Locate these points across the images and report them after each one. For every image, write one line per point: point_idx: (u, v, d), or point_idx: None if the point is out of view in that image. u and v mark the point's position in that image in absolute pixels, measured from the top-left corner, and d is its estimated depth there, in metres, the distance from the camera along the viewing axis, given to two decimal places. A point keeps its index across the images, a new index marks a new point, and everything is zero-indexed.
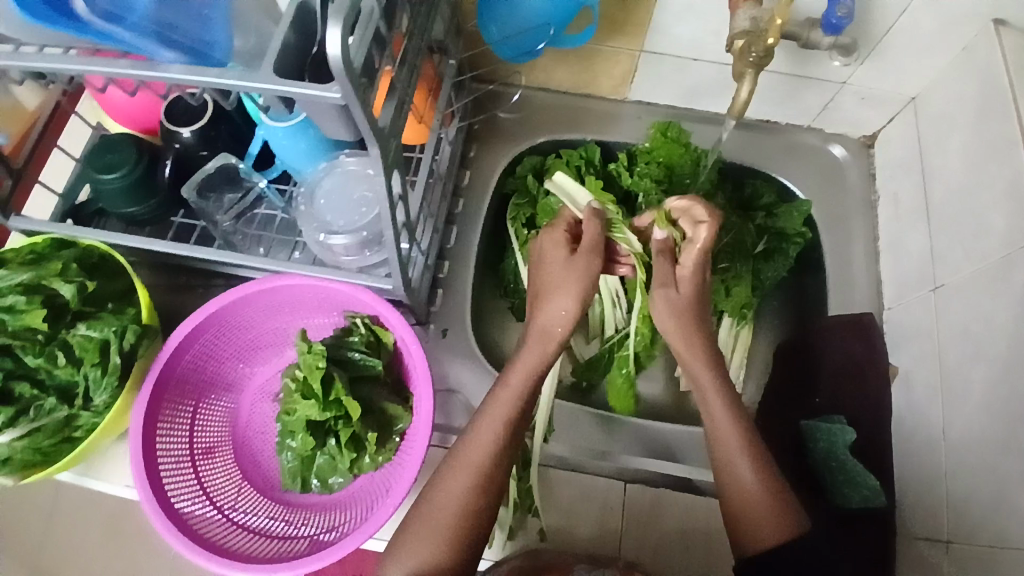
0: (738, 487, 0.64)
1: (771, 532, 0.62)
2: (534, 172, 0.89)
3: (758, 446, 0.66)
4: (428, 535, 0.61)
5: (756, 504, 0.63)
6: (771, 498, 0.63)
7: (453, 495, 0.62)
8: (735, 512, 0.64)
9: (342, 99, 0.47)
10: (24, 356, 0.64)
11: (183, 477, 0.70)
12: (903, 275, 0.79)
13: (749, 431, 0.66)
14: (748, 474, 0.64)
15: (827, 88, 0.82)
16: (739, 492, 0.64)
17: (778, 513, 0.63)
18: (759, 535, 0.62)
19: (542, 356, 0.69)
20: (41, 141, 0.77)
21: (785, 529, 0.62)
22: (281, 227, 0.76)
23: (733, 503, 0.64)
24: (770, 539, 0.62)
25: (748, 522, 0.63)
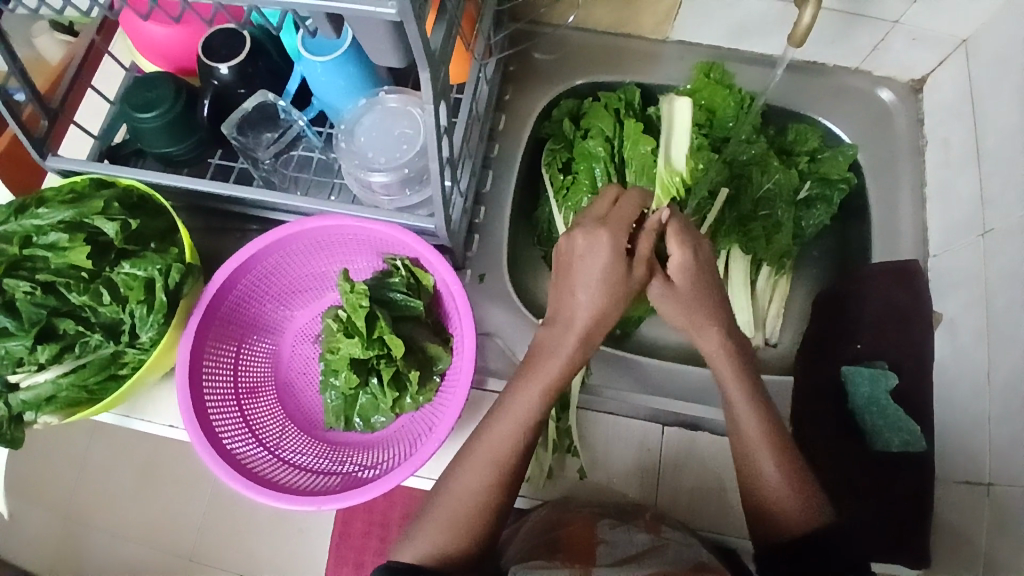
0: (761, 486, 0.62)
1: (791, 533, 0.60)
2: (571, 116, 0.85)
3: (784, 442, 0.63)
4: (440, 524, 0.60)
5: (778, 503, 0.61)
6: (796, 497, 0.61)
7: (477, 477, 0.61)
8: (757, 509, 0.62)
9: (396, 16, 0.45)
10: (69, 293, 0.64)
11: (230, 415, 0.71)
12: (951, 221, 0.76)
13: (774, 423, 0.63)
14: (772, 473, 0.61)
15: (878, 28, 0.78)
16: (762, 491, 0.62)
17: (802, 511, 0.60)
18: (781, 535, 0.60)
19: (579, 309, 0.63)
20: (77, 78, 0.76)
21: (805, 527, 0.60)
22: (318, 169, 0.77)
23: (756, 501, 0.62)
24: (791, 539, 0.60)
25: (768, 520, 0.61)
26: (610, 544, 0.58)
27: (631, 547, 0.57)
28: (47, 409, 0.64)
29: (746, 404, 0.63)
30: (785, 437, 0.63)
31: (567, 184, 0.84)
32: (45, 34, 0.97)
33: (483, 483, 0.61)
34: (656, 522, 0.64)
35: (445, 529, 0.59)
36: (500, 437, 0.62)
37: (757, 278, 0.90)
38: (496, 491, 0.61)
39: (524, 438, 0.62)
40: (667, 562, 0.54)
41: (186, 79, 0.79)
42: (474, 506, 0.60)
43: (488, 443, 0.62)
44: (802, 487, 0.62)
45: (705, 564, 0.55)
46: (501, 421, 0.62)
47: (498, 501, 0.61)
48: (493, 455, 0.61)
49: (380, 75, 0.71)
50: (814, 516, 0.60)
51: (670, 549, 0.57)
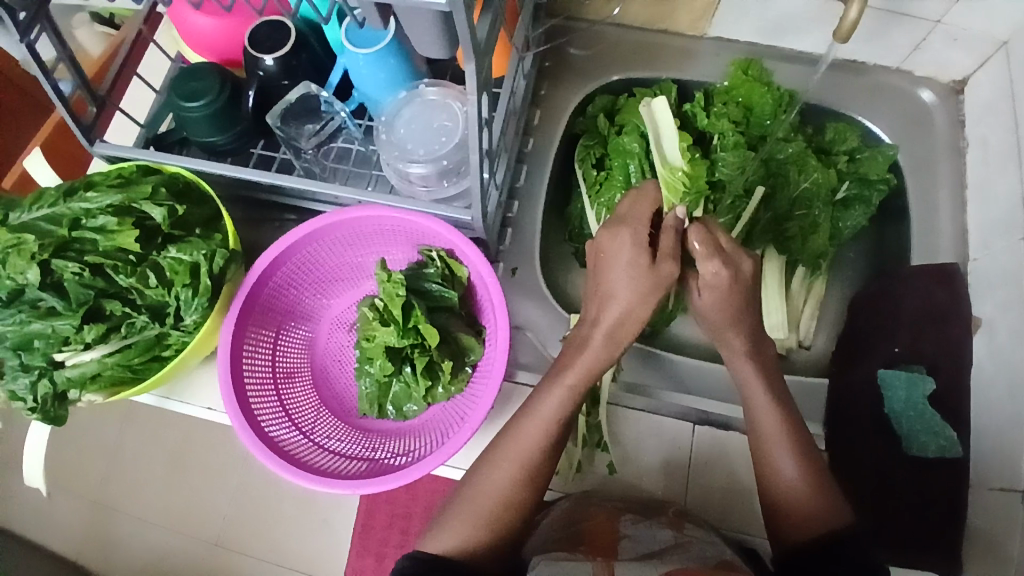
0: (777, 481, 0.62)
1: (804, 530, 0.60)
2: (605, 113, 0.86)
3: (803, 441, 0.63)
4: (470, 514, 0.61)
5: (794, 500, 0.61)
6: (812, 495, 0.61)
7: (505, 472, 0.62)
8: (774, 505, 0.62)
9: (445, 4, 0.46)
10: (116, 275, 0.66)
11: (268, 399, 0.72)
12: (992, 222, 0.74)
13: (795, 424, 0.64)
14: (788, 468, 0.62)
15: (920, 27, 0.77)
16: (779, 486, 0.62)
17: (818, 509, 0.60)
18: (795, 531, 0.60)
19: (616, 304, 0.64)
20: (124, 67, 0.79)
21: (820, 525, 0.59)
22: (357, 160, 0.78)
23: (772, 496, 0.62)
24: (804, 536, 0.59)
25: (784, 516, 0.61)
26: (634, 540, 0.58)
27: (653, 543, 0.57)
28: (92, 387, 0.67)
29: (765, 403, 0.64)
30: (807, 437, 0.64)
31: (600, 180, 0.85)
32: (84, 26, 1.04)
33: (511, 477, 0.61)
34: (679, 519, 0.63)
35: (469, 523, 0.60)
36: (528, 434, 0.62)
37: (791, 279, 0.90)
38: (525, 485, 0.62)
39: (554, 434, 0.63)
40: (690, 558, 0.54)
41: (231, 70, 0.81)
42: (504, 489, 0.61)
43: (517, 440, 0.62)
44: (819, 486, 0.62)
45: (729, 563, 0.55)
46: (530, 419, 0.63)
47: (525, 494, 0.62)
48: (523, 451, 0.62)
49: (420, 68, 0.72)
50: (831, 516, 0.60)
51: (694, 547, 0.57)
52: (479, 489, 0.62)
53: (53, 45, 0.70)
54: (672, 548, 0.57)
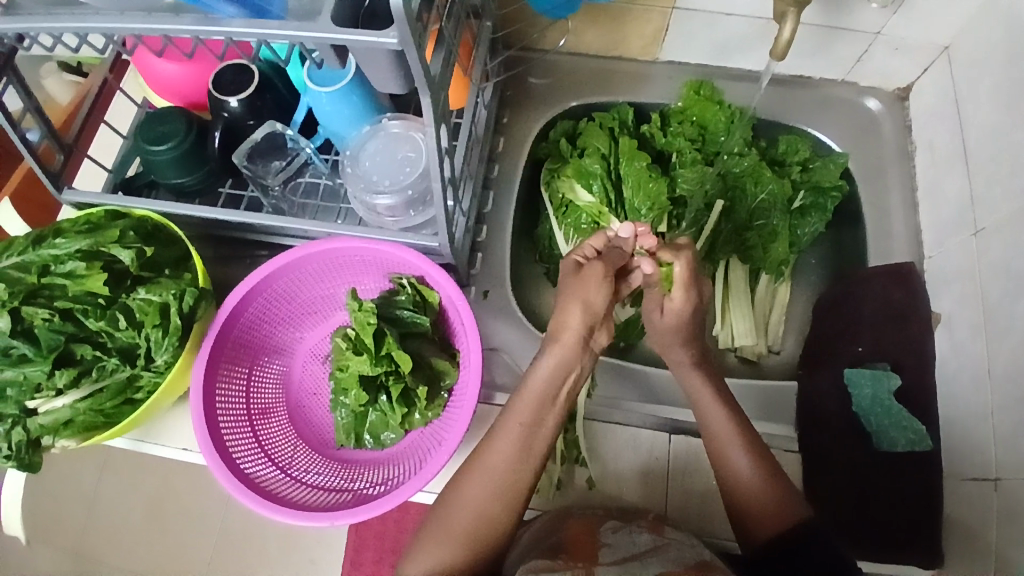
0: (732, 479, 0.65)
1: (767, 526, 0.62)
2: (567, 137, 0.88)
3: (752, 439, 0.66)
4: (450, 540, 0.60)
5: (751, 497, 0.63)
6: (767, 489, 0.63)
7: (480, 491, 0.62)
8: (733, 503, 0.64)
9: (398, 44, 0.48)
10: (86, 319, 0.65)
11: (242, 436, 0.72)
12: (942, 220, 0.78)
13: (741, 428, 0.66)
14: (743, 465, 0.64)
15: (860, 40, 0.81)
16: (735, 485, 0.64)
17: (775, 501, 0.63)
18: (756, 528, 0.62)
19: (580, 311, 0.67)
20: (90, 116, 0.82)
21: (779, 517, 0.62)
22: (325, 194, 0.79)
23: (730, 495, 0.64)
24: (766, 531, 0.62)
25: (744, 514, 0.63)
26: (613, 547, 0.58)
27: (633, 547, 0.58)
28: (65, 433, 0.66)
29: (715, 405, 0.67)
30: (754, 436, 0.67)
31: (566, 201, 0.87)
32: (53, 77, 1.02)
33: (486, 493, 0.62)
34: (659, 523, 0.64)
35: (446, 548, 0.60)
36: (502, 448, 0.62)
37: (756, 286, 0.92)
38: (506, 495, 0.62)
39: (529, 447, 0.63)
40: (670, 560, 0.55)
41: (197, 113, 0.82)
42: (490, 508, 0.61)
43: (488, 459, 0.63)
44: (775, 480, 0.64)
45: (708, 563, 0.56)
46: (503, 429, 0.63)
47: (504, 508, 0.62)
48: (499, 464, 0.62)
49: (383, 103, 0.74)
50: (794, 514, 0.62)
51: (672, 549, 0.58)
52: (454, 510, 0.62)
53: (20, 97, 0.71)
54: (652, 551, 0.57)
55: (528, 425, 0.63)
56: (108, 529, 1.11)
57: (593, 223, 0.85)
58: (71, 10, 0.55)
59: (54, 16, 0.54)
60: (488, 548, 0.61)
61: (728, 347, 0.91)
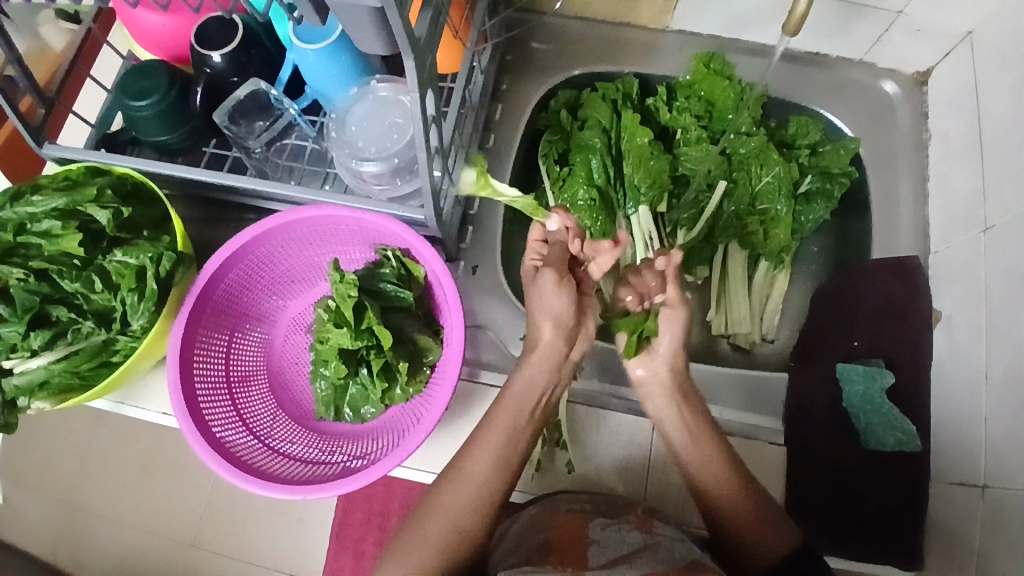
0: (732, 511, 0.62)
1: (775, 551, 0.60)
2: (568, 107, 0.84)
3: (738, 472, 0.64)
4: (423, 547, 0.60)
5: (749, 527, 0.61)
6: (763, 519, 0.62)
7: (461, 496, 0.62)
8: (735, 536, 0.62)
9: (379, 4, 0.45)
10: (61, 280, 0.64)
11: (220, 404, 0.71)
12: (952, 215, 0.74)
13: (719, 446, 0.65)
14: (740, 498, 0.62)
15: (883, 18, 0.76)
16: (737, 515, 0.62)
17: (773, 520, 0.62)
18: (763, 555, 0.61)
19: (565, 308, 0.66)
20: (73, 66, 0.77)
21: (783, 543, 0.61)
22: (312, 158, 0.77)
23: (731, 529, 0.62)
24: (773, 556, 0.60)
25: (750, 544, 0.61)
26: (602, 544, 0.58)
27: (621, 547, 0.57)
28: (41, 395, 0.64)
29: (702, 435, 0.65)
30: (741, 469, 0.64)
31: (563, 175, 0.82)
32: (51, 23, 0.87)
33: (464, 498, 0.62)
34: (648, 517, 0.63)
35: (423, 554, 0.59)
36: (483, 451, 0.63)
37: (754, 273, 0.89)
38: (488, 495, 0.62)
39: (509, 454, 0.64)
40: (659, 561, 0.55)
41: (181, 68, 0.79)
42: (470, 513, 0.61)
43: (464, 466, 0.63)
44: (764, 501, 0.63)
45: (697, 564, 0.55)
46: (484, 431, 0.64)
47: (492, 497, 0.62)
48: (482, 468, 0.63)
49: (373, 64, 0.71)
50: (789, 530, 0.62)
51: (661, 548, 0.57)
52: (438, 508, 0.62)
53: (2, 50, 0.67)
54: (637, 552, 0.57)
55: (510, 430, 0.64)
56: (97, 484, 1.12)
57: (591, 199, 0.80)
58: None
59: None
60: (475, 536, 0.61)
61: (720, 333, 0.89)
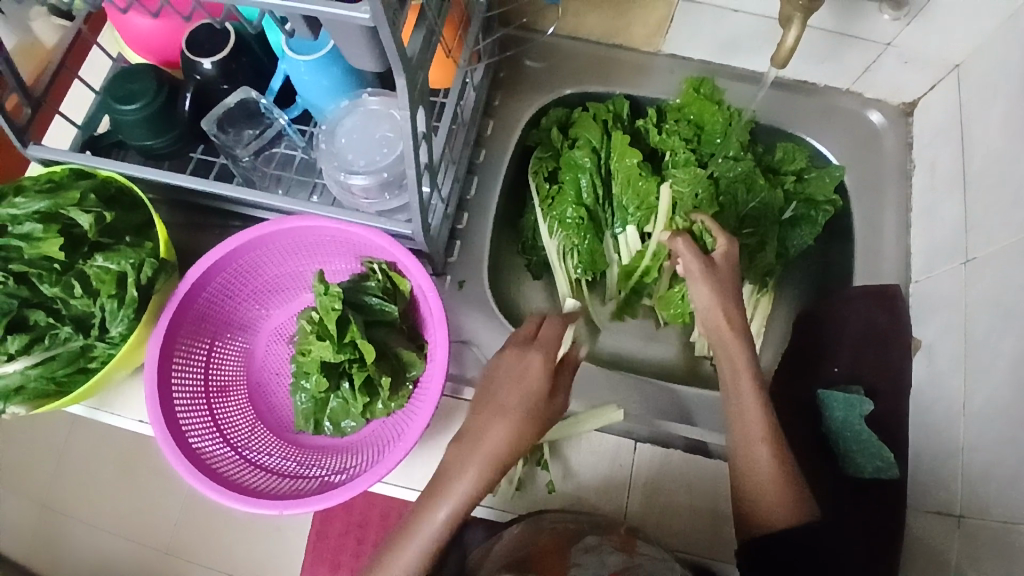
0: (758, 477, 0.61)
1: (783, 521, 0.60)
2: (558, 126, 0.84)
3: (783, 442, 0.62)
4: None
5: (773, 495, 0.60)
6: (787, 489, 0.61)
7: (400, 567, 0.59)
8: (749, 497, 0.61)
9: (370, 21, 0.45)
10: (41, 285, 0.63)
11: (198, 414, 0.70)
12: (936, 245, 0.75)
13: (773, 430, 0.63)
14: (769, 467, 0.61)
15: (871, 49, 0.77)
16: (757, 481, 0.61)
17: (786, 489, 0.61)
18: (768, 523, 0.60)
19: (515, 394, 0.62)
20: (62, 66, 0.76)
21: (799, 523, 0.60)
22: (300, 167, 0.76)
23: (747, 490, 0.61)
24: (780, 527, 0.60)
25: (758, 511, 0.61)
26: (582, 569, 0.56)
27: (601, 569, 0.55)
28: (16, 399, 0.63)
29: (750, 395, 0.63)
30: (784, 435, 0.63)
31: (552, 194, 0.83)
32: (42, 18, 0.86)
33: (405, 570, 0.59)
34: (631, 538, 0.62)
35: None
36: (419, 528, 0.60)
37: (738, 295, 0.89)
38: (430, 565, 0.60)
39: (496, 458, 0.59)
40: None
41: (171, 72, 0.78)
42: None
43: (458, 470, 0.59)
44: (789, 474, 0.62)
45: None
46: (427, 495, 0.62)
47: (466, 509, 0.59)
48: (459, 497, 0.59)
49: (365, 77, 0.71)
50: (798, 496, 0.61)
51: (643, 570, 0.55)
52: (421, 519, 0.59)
53: None
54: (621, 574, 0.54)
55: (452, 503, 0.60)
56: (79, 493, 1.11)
57: (579, 217, 0.81)
58: None
59: None
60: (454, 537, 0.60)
61: (703, 354, 0.88)
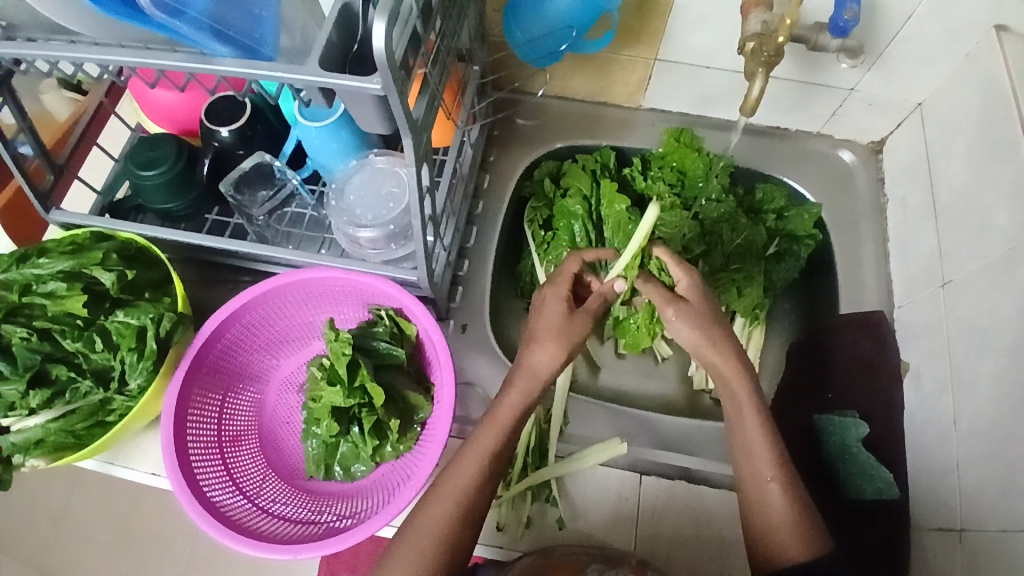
0: (765, 504, 0.61)
1: (795, 555, 0.59)
2: (551, 177, 0.90)
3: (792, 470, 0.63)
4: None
5: (783, 528, 0.60)
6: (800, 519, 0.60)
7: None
8: (758, 530, 0.61)
9: (381, 90, 0.50)
10: (63, 340, 0.66)
11: (212, 464, 0.72)
12: (913, 272, 0.80)
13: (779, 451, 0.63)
14: (779, 497, 0.61)
15: (836, 95, 0.84)
16: (766, 515, 0.61)
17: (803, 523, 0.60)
18: (783, 556, 0.59)
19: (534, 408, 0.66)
20: (83, 136, 0.82)
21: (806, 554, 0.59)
22: (310, 224, 0.82)
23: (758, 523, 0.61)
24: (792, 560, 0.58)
25: (768, 543, 0.60)
26: None
27: None
28: (36, 452, 0.65)
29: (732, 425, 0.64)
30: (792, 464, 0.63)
31: (548, 239, 0.89)
32: (53, 91, 0.93)
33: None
34: (643, 567, 0.62)
35: None
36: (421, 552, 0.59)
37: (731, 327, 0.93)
38: None
39: (491, 460, 0.63)
40: None
41: (188, 139, 0.85)
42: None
43: (459, 470, 0.62)
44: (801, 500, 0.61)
45: None
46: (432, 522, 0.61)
47: (469, 523, 0.61)
48: (462, 515, 0.61)
49: (371, 139, 0.77)
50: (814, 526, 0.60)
51: None
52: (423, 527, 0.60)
53: (14, 115, 0.72)
54: None
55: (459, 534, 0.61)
56: (88, 558, 1.18)
57: None
58: (67, 40, 0.58)
59: (49, 45, 0.56)
60: (457, 555, 0.60)
61: (702, 388, 0.91)
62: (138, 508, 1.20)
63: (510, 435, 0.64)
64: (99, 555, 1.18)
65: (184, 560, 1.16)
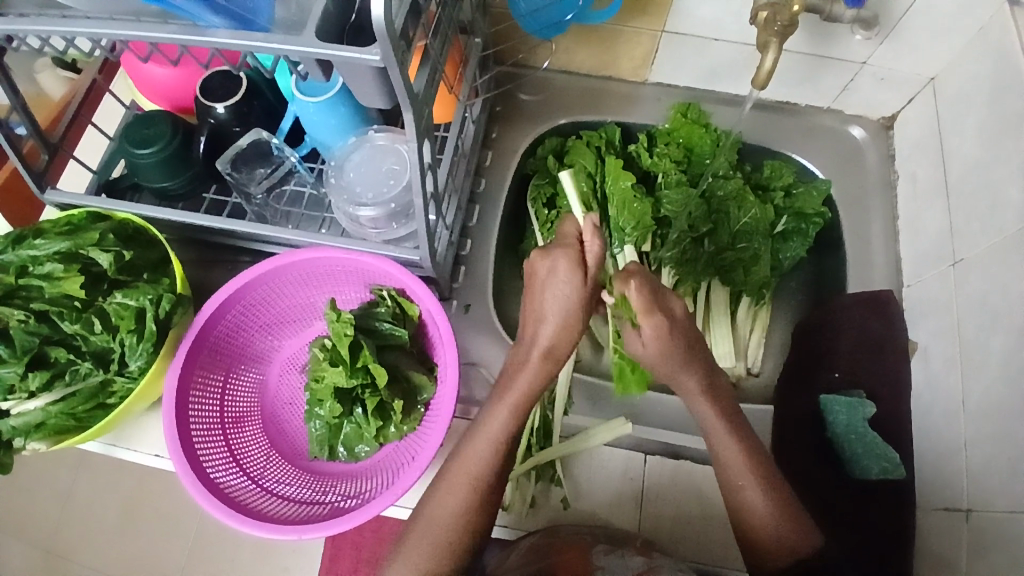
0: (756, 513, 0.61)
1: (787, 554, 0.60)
2: (555, 154, 0.88)
3: (769, 471, 0.63)
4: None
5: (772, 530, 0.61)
6: (785, 516, 0.61)
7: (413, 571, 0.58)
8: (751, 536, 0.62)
9: (381, 62, 0.49)
10: (61, 322, 0.65)
11: (214, 444, 0.71)
12: (923, 250, 0.78)
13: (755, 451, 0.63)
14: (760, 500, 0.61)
15: (848, 69, 0.82)
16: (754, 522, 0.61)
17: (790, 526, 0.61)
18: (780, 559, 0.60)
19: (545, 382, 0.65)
20: (77, 116, 0.80)
21: (794, 553, 0.60)
22: (309, 203, 0.80)
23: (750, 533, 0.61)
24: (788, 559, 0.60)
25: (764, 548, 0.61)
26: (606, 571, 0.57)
27: None
28: (36, 436, 0.64)
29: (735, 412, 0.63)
30: (770, 463, 0.64)
31: (552, 218, 0.87)
32: (47, 69, 0.91)
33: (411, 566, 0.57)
34: (648, 548, 0.62)
35: None
36: (433, 534, 0.60)
37: (736, 309, 0.94)
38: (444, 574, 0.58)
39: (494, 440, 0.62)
40: None
41: (184, 117, 0.83)
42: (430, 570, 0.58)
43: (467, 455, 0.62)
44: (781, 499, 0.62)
45: None
46: (444, 505, 0.61)
47: (475, 503, 0.61)
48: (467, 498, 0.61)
49: (370, 114, 0.74)
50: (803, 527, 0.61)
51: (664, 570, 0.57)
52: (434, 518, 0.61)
53: (6, 95, 0.69)
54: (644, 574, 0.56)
55: (467, 519, 0.60)
56: (92, 536, 1.19)
57: None
58: (58, 14, 0.55)
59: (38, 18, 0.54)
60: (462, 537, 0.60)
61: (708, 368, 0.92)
62: (143, 489, 1.21)
63: (515, 417, 0.63)
64: (103, 534, 1.19)
65: (189, 538, 1.18)
